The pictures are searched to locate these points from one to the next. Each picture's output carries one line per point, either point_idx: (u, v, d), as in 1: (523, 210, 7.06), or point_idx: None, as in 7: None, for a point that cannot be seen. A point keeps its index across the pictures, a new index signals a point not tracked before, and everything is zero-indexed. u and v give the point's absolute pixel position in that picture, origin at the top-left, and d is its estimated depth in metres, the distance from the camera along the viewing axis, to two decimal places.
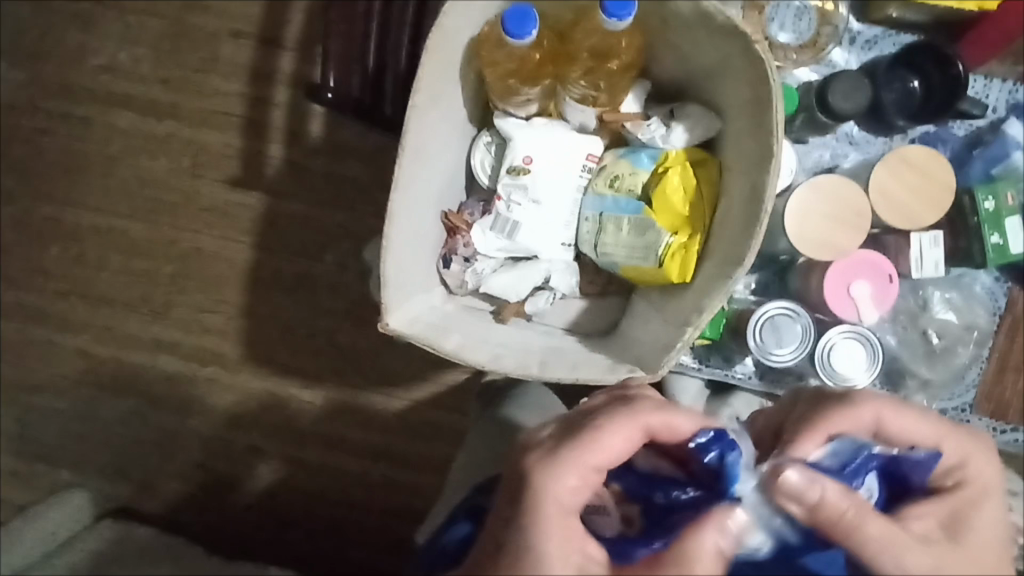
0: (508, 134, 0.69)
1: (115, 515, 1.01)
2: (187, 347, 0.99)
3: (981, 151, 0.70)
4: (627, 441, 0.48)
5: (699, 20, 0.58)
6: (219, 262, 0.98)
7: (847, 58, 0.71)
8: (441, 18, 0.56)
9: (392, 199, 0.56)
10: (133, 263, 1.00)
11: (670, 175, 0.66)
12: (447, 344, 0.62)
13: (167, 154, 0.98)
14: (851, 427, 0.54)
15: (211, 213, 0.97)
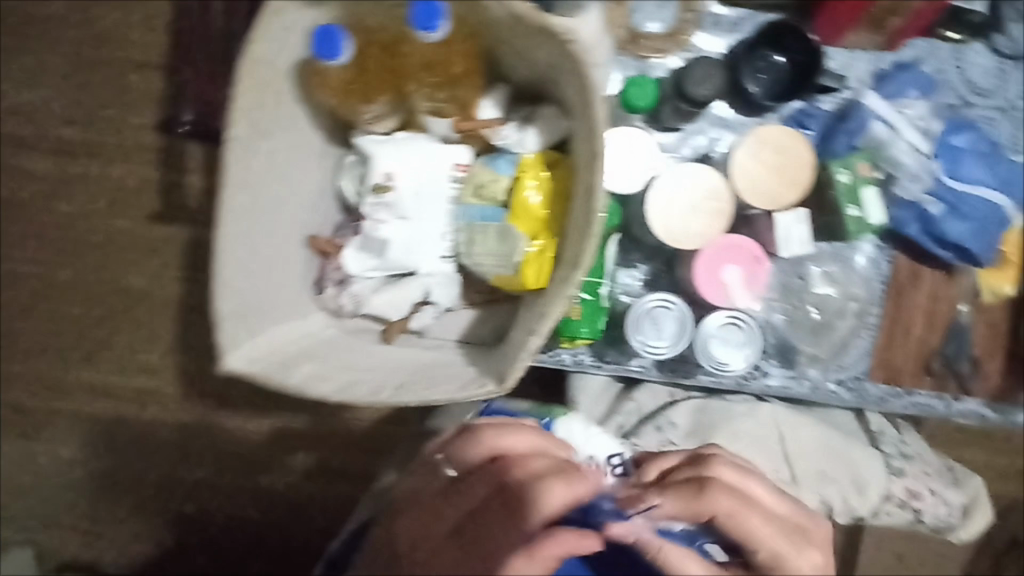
0: (369, 151, 0.71)
1: (62, 568, 1.22)
2: (126, 385, 1.21)
3: (844, 125, 0.75)
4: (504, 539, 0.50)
5: (516, 22, 0.55)
6: (147, 292, 1.20)
7: (714, 40, 0.79)
8: (248, 47, 0.53)
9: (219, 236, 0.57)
10: (54, 306, 1.21)
11: (523, 183, 0.66)
12: (295, 374, 0.63)
13: (81, 193, 1.20)
14: (687, 514, 0.53)
15: (140, 249, 1.19)
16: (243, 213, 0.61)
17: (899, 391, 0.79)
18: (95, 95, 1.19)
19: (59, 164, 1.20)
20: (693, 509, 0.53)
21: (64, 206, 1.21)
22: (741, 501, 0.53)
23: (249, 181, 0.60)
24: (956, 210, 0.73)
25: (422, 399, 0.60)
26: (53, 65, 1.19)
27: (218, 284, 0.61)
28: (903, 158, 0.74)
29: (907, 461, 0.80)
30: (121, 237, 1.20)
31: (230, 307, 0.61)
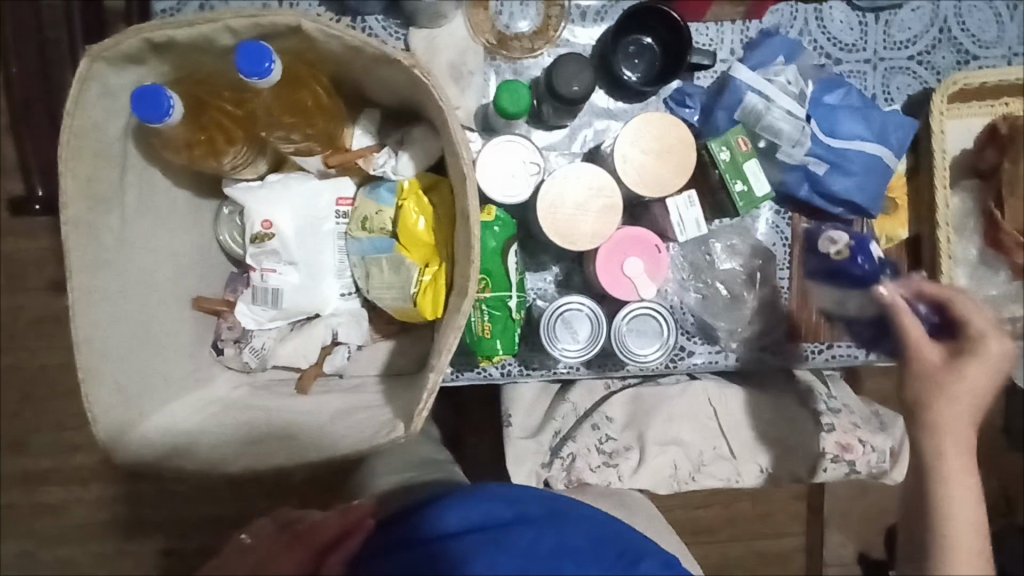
0: (243, 201, 0.68)
1: None
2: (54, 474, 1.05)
3: (721, 100, 0.75)
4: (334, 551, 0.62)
5: (355, 53, 0.52)
6: (66, 371, 1.05)
7: (582, 31, 0.80)
8: (66, 121, 0.49)
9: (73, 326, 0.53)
10: None
11: (405, 209, 0.63)
12: (197, 452, 0.60)
13: None
14: (933, 289, 0.59)
15: (42, 323, 1.05)
16: (104, 294, 0.57)
17: (823, 345, 0.79)
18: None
19: None
20: (939, 289, 0.59)
21: None
22: (973, 305, 0.57)
23: (102, 260, 0.56)
24: (840, 167, 0.75)
25: (342, 449, 0.60)
26: None
27: (88, 376, 0.56)
28: (780, 123, 0.73)
29: (835, 415, 0.80)
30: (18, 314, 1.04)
31: (105, 399, 0.57)
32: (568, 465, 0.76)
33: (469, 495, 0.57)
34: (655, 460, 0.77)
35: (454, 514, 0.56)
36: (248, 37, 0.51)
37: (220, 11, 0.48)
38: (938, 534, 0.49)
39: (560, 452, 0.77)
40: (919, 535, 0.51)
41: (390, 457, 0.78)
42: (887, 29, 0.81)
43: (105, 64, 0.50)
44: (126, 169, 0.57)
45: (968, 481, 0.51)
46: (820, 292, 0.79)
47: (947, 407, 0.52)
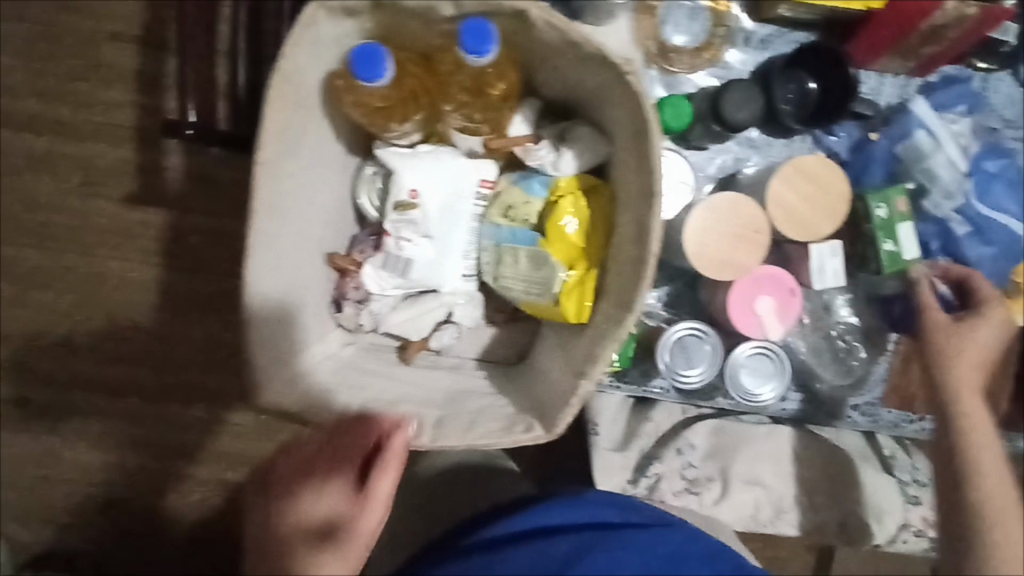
0: (392, 166, 0.67)
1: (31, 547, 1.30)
2: (101, 368, 1.32)
3: (887, 129, 0.76)
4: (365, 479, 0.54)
5: (569, 48, 0.51)
6: (128, 283, 1.32)
7: (743, 58, 0.78)
8: (280, 62, 0.48)
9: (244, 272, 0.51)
10: (46, 291, 1.32)
11: (562, 206, 0.63)
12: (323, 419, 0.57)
13: (66, 177, 1.32)
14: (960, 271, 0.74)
15: (120, 235, 1.33)
16: (269, 240, 0.55)
17: (914, 417, 0.79)
18: (62, 65, 1.31)
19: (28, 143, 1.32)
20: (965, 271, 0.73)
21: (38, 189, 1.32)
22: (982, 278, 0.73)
23: (274, 208, 0.54)
24: (980, 232, 0.75)
25: (473, 444, 0.55)
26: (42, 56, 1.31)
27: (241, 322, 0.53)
28: (939, 169, 0.75)
29: (922, 489, 0.81)
30: (102, 221, 1.32)
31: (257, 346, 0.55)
32: (651, 485, 0.78)
33: (575, 497, 0.60)
34: (736, 496, 0.78)
35: (558, 513, 0.58)
36: (470, 12, 0.50)
37: None
38: (962, 449, 0.67)
39: (646, 472, 0.78)
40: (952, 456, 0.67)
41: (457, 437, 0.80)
42: None
43: (324, 12, 0.49)
44: (307, 119, 0.56)
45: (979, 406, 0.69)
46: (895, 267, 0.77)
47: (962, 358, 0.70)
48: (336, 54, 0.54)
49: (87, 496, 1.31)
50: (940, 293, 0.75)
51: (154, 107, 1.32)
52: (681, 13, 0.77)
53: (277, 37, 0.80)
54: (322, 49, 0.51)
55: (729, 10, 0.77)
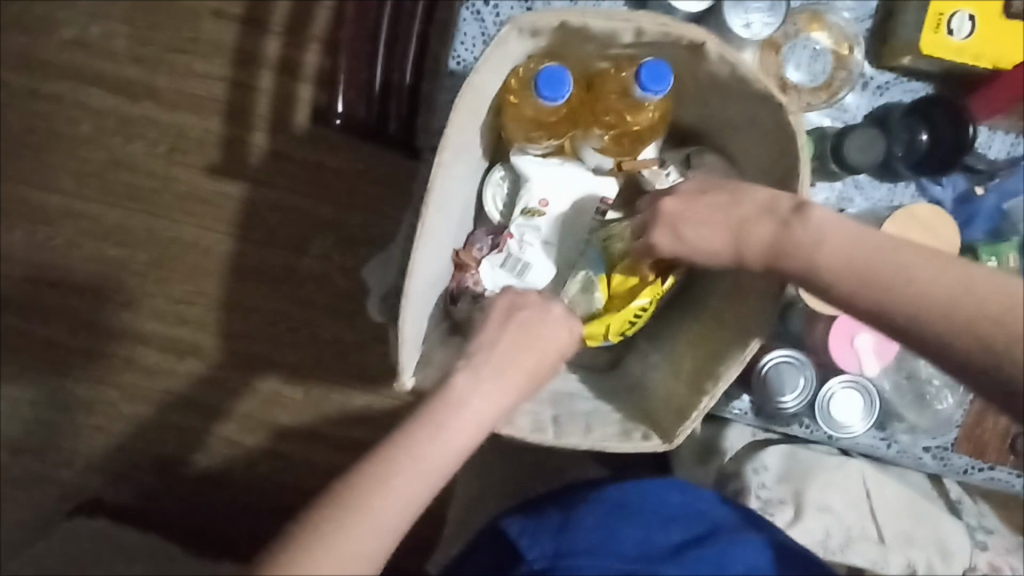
0: (525, 173, 0.71)
1: (110, 473, 1.49)
2: (183, 323, 1.48)
3: (997, 184, 0.79)
4: (506, 342, 0.59)
5: (734, 84, 0.55)
6: (211, 250, 1.47)
7: (858, 101, 0.81)
8: (472, 75, 0.53)
9: (413, 262, 0.55)
10: (139, 250, 1.48)
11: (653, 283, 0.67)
12: None
13: (166, 148, 1.47)
14: None
15: (210, 205, 1.47)
16: (434, 236, 0.59)
17: (982, 464, 0.82)
18: (164, 38, 1.45)
19: (133, 114, 1.47)
20: None
21: (141, 158, 1.47)
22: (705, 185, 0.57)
23: (442, 205, 0.58)
24: None
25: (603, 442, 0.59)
26: (151, 34, 1.45)
27: (400, 309, 0.57)
28: None
29: (988, 535, 0.84)
30: (194, 191, 1.47)
31: (408, 334, 0.58)
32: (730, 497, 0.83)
33: (693, 490, 0.69)
34: (809, 522, 0.80)
35: (671, 492, 0.68)
36: (643, 40, 0.55)
37: (640, 14, 0.52)
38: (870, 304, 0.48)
39: (724, 486, 0.82)
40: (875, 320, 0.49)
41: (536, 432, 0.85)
42: None
43: (514, 32, 0.54)
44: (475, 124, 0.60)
45: (798, 238, 0.51)
46: None
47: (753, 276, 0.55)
48: (510, 68, 0.60)
49: (159, 436, 1.48)
50: None
51: (249, 88, 1.44)
52: (803, 54, 0.80)
53: (406, 47, 0.89)
54: (506, 64, 0.56)
55: (850, 56, 0.80)
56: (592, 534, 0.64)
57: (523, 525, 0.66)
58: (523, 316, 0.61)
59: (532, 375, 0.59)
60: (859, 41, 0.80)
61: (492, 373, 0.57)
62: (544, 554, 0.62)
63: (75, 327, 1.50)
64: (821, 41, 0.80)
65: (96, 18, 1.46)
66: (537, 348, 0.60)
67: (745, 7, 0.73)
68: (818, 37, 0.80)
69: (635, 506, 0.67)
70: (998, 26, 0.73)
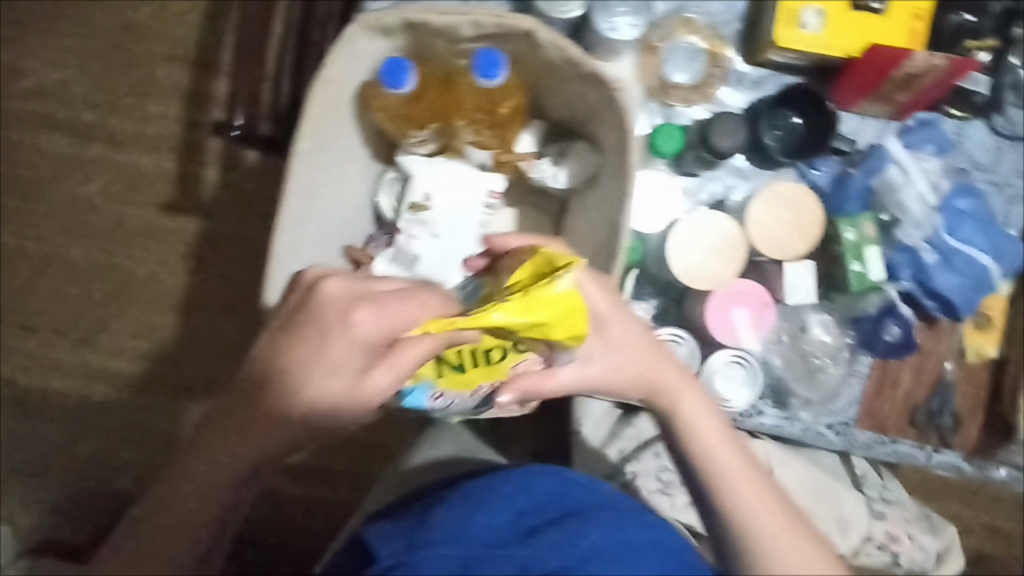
0: (409, 171, 0.75)
1: (58, 515, 1.45)
2: (138, 356, 1.48)
3: (860, 166, 0.82)
4: (303, 327, 0.59)
5: (570, 68, 0.60)
6: (164, 281, 1.48)
7: (736, 97, 0.86)
8: (322, 68, 0.58)
9: (273, 242, 0.60)
10: (93, 286, 1.50)
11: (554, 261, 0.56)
12: None
13: (120, 185, 1.50)
14: (943, 279, 0.80)
15: (165, 238, 1.49)
16: (297, 220, 0.65)
17: (884, 438, 0.84)
18: (119, 82, 1.50)
19: (88, 155, 1.50)
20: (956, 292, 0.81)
21: (97, 196, 1.50)
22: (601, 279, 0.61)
23: (305, 191, 0.64)
24: (947, 261, 0.80)
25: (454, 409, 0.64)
26: (106, 78, 1.50)
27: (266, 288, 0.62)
28: (911, 204, 0.80)
29: (886, 505, 0.85)
30: (150, 226, 1.49)
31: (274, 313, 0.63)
32: (627, 482, 0.83)
33: (561, 477, 0.63)
34: None
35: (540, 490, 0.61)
36: (483, 34, 0.60)
37: (473, 8, 0.57)
38: (709, 471, 0.56)
39: (622, 470, 0.84)
40: (696, 485, 0.57)
41: (451, 430, 0.86)
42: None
43: (363, 30, 0.60)
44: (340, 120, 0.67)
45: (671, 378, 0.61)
46: (869, 296, 0.80)
47: (602, 378, 0.61)
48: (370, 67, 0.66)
49: (112, 474, 1.46)
50: (924, 304, 0.83)
51: (202, 127, 1.50)
52: (681, 54, 0.85)
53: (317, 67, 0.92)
54: (361, 59, 0.62)
55: (724, 53, 0.86)
56: (449, 523, 0.55)
57: (382, 530, 0.58)
58: (321, 295, 0.58)
59: (320, 352, 0.58)
60: (731, 40, 0.86)
61: (283, 358, 0.59)
62: (394, 551, 0.54)
63: (26, 366, 1.48)
64: (695, 43, 0.86)
65: (50, 65, 1.51)
66: (329, 328, 0.57)
67: (610, 14, 0.79)
68: (691, 39, 0.86)
69: (502, 493, 0.59)
70: (846, 20, 0.80)
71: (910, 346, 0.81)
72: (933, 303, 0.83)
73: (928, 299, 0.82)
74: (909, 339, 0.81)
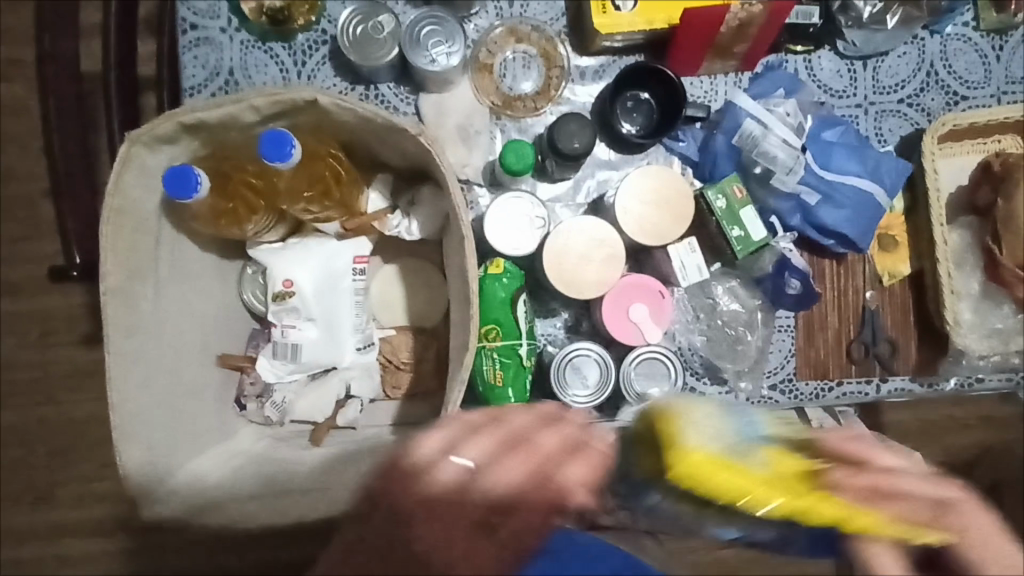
0: (266, 262, 0.72)
1: None
2: (87, 522, 1.19)
3: (720, 128, 0.81)
4: (423, 506, 0.48)
5: (369, 123, 0.59)
6: (95, 423, 1.20)
7: (581, 91, 0.84)
8: (107, 202, 0.57)
9: (107, 391, 0.58)
10: (6, 454, 1.20)
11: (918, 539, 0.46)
12: (227, 503, 0.62)
13: (12, 333, 1.21)
14: (831, 214, 0.79)
15: (81, 375, 1.20)
16: (139, 357, 0.62)
17: (831, 384, 0.82)
18: None
19: None
20: (851, 222, 0.79)
21: None
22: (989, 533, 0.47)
23: (137, 327, 0.62)
24: (829, 198, 0.79)
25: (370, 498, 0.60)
26: None
27: (117, 437, 0.59)
28: (775, 150, 0.78)
29: None
30: (61, 367, 1.20)
31: (134, 460, 0.60)
32: None
33: None
34: None
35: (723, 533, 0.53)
36: (268, 114, 0.58)
37: (245, 93, 0.55)
38: None
39: None
40: None
41: None
42: (875, 74, 0.85)
43: (144, 146, 0.58)
44: (160, 243, 0.64)
45: None
46: (763, 252, 0.78)
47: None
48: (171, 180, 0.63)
49: None
50: (826, 243, 0.81)
51: None
52: (515, 65, 0.84)
53: None
54: (154, 175, 0.60)
55: (557, 53, 0.84)
56: None
57: None
58: (426, 468, 0.49)
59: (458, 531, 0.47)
60: (561, 37, 0.85)
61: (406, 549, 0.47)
62: None
63: None
64: (528, 49, 0.84)
65: None
66: (456, 496, 0.48)
67: (424, 48, 0.78)
68: (521, 47, 0.84)
69: None
70: None
71: (814, 294, 0.79)
72: (831, 241, 0.81)
73: (826, 237, 0.81)
74: (809, 287, 0.78)
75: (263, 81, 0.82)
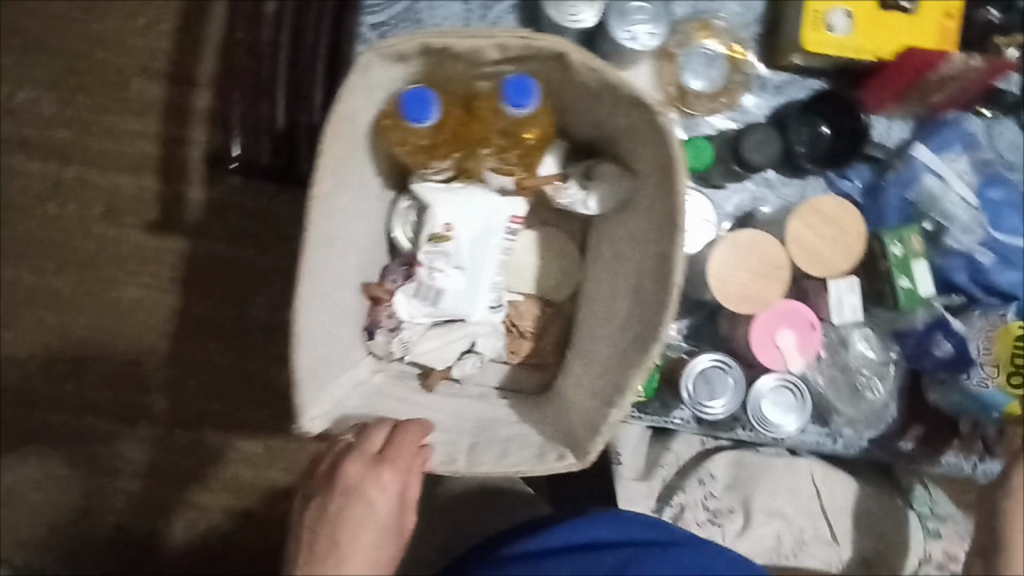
0: (428, 200, 0.70)
1: None
2: (115, 406, 1.16)
3: (894, 175, 0.79)
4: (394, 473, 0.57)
5: (605, 89, 0.58)
6: (142, 310, 1.17)
7: (759, 102, 0.82)
8: (336, 106, 0.56)
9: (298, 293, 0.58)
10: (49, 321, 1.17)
11: None
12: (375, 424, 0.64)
13: (80, 200, 1.18)
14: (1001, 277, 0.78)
15: (142, 259, 1.18)
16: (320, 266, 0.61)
17: (947, 455, 0.79)
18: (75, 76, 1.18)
19: (52, 171, 1.18)
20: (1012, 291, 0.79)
21: (56, 216, 1.18)
22: None
23: (325, 241, 0.61)
24: (1007, 259, 0.79)
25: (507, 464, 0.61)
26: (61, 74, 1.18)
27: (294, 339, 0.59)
28: (955, 208, 0.77)
29: (940, 524, 0.86)
30: (122, 247, 1.17)
31: (303, 369, 0.59)
32: (675, 514, 0.81)
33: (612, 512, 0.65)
34: (758, 528, 0.80)
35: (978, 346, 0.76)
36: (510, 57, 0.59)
37: (502, 32, 0.55)
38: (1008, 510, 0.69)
39: (670, 501, 0.81)
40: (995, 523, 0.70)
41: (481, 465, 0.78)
42: None
43: (378, 59, 0.58)
44: (355, 157, 0.64)
45: None
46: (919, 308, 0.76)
47: None
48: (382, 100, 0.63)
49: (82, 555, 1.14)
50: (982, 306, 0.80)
51: (182, 138, 1.18)
52: (700, 60, 0.80)
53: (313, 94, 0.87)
54: (373, 91, 0.60)
55: (744, 58, 0.82)
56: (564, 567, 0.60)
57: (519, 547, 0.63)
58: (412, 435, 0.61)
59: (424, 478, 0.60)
60: (750, 44, 0.82)
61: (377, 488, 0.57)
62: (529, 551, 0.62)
63: None
64: (715, 48, 0.81)
65: None
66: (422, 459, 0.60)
67: (628, 23, 0.74)
68: (710, 43, 0.81)
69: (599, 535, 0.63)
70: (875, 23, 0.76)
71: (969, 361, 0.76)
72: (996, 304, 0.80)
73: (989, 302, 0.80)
74: (960, 351, 0.76)
75: (440, 17, 0.79)
